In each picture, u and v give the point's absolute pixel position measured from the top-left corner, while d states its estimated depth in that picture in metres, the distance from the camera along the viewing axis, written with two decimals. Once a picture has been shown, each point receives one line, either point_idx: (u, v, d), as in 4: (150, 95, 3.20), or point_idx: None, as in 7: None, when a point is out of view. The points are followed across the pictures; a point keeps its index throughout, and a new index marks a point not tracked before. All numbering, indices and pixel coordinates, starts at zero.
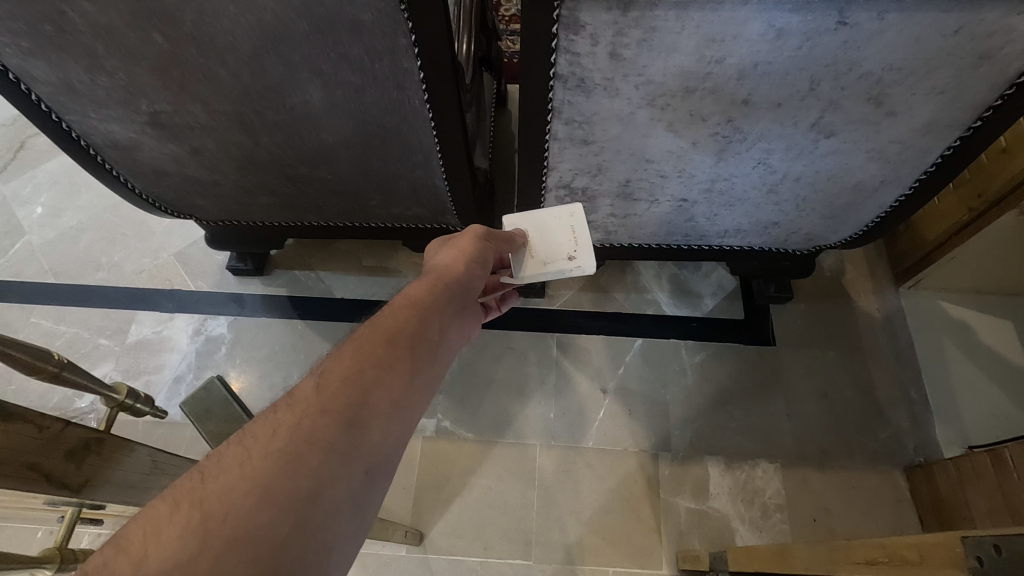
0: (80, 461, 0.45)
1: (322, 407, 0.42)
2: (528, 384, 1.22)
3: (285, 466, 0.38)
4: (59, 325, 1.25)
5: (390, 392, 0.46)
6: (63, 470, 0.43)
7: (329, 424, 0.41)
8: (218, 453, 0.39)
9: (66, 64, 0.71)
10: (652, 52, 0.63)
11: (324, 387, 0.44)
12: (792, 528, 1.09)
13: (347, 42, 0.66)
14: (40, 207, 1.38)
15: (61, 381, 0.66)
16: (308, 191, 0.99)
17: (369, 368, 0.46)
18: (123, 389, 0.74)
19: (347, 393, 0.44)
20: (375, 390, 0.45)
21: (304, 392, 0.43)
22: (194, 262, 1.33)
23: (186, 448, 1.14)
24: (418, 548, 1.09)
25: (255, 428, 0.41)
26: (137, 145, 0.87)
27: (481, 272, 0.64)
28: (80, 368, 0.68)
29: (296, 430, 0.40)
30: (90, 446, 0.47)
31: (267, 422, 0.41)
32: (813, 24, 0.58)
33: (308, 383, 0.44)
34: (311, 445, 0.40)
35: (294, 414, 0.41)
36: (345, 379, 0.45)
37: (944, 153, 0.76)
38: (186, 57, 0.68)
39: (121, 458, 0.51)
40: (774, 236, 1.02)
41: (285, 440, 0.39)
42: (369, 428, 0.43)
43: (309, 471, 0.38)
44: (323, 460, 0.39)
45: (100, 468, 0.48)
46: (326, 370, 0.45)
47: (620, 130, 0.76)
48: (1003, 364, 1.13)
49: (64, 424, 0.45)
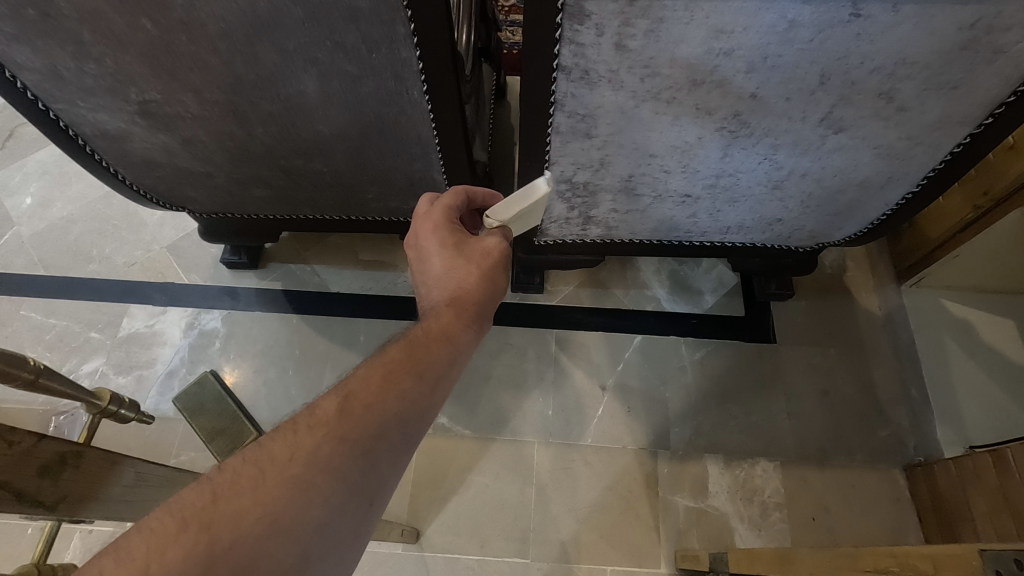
0: (54, 477, 0.43)
1: (342, 434, 0.42)
2: (526, 380, 1.20)
3: (298, 494, 0.38)
4: (50, 318, 1.23)
5: (406, 424, 0.46)
6: (35, 488, 0.42)
7: (347, 454, 0.42)
8: (232, 467, 0.38)
9: (52, 51, 0.68)
10: (660, 43, 0.61)
11: (347, 410, 0.43)
12: (791, 528, 1.08)
13: (344, 31, 0.64)
14: (30, 197, 1.35)
15: (37, 388, 0.65)
16: (305, 183, 0.97)
17: (392, 397, 0.46)
18: (106, 394, 0.74)
19: (368, 421, 0.44)
20: (395, 421, 0.45)
21: (328, 412, 0.43)
22: (187, 254, 1.31)
23: (179, 444, 1.13)
24: (414, 545, 1.07)
25: (272, 445, 0.40)
26: (127, 135, 0.85)
27: (500, 287, 0.61)
28: (55, 373, 0.66)
29: (314, 457, 0.40)
30: (67, 459, 0.45)
31: (284, 439, 0.40)
32: (826, 15, 0.56)
33: (332, 401, 0.43)
34: (326, 476, 0.40)
35: (313, 437, 0.41)
36: (369, 405, 0.44)
37: (953, 150, 0.75)
38: (177, 44, 0.66)
39: (102, 467, 0.49)
40: (777, 233, 1.01)
41: (302, 466, 0.39)
42: (381, 460, 0.44)
43: (320, 501, 0.39)
44: (334, 491, 0.40)
45: (78, 483, 0.46)
46: (352, 391, 0.45)
47: (623, 123, 0.74)
48: (1005, 363, 1.13)
49: (39, 437, 0.43)
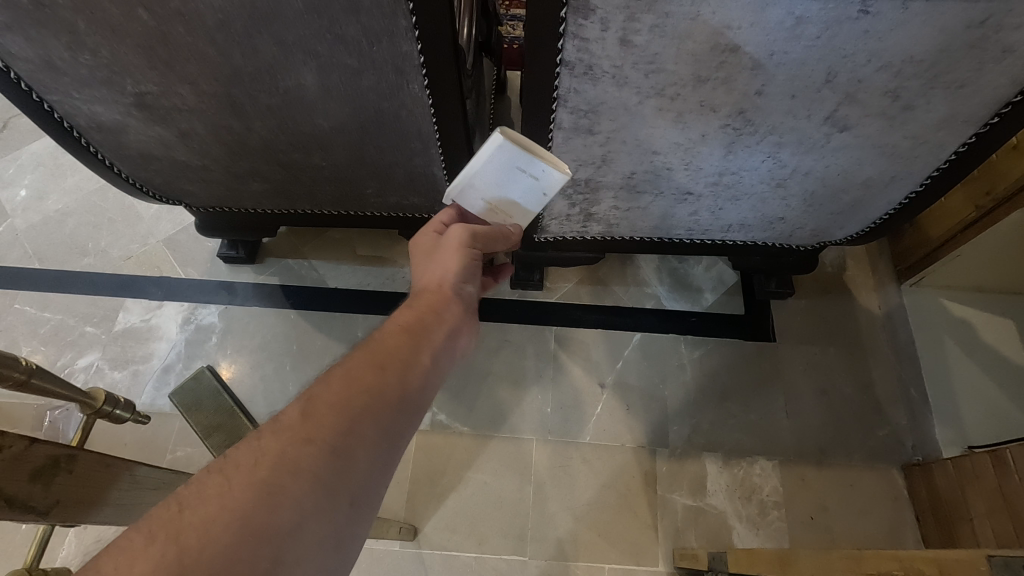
0: (47, 482, 0.42)
1: (309, 434, 0.43)
2: (525, 376, 1.20)
3: (266, 498, 0.39)
4: (44, 311, 1.22)
5: (380, 419, 0.47)
6: (27, 493, 0.41)
7: (315, 453, 0.43)
8: (197, 481, 0.40)
9: (46, 41, 0.67)
10: (664, 38, 0.60)
11: (311, 412, 0.45)
12: (789, 527, 1.08)
13: (345, 23, 0.63)
14: (24, 189, 1.34)
15: (30, 388, 0.64)
16: (303, 177, 0.95)
17: (358, 395, 0.47)
18: (101, 393, 0.74)
19: (336, 419, 0.45)
20: (365, 417, 0.46)
21: (292, 416, 0.45)
22: (183, 248, 1.30)
23: (175, 440, 1.12)
24: (412, 542, 1.07)
25: (237, 455, 0.42)
26: (123, 127, 0.83)
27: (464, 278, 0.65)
28: (46, 373, 0.65)
29: (280, 460, 0.41)
30: (61, 463, 0.44)
31: (250, 448, 0.42)
32: (833, 11, 0.55)
33: (296, 407, 0.45)
34: (296, 476, 0.41)
35: (279, 441, 0.42)
36: (335, 403, 0.46)
37: (958, 150, 0.74)
38: (174, 35, 0.65)
39: (97, 471, 0.48)
40: (779, 231, 1.00)
41: (268, 470, 0.41)
42: (356, 455, 0.44)
43: (290, 502, 0.40)
44: (306, 491, 0.41)
45: (73, 487, 0.45)
46: (315, 395, 0.46)
47: (627, 120, 0.73)
48: (1003, 364, 1.13)
49: (31, 441, 0.42)
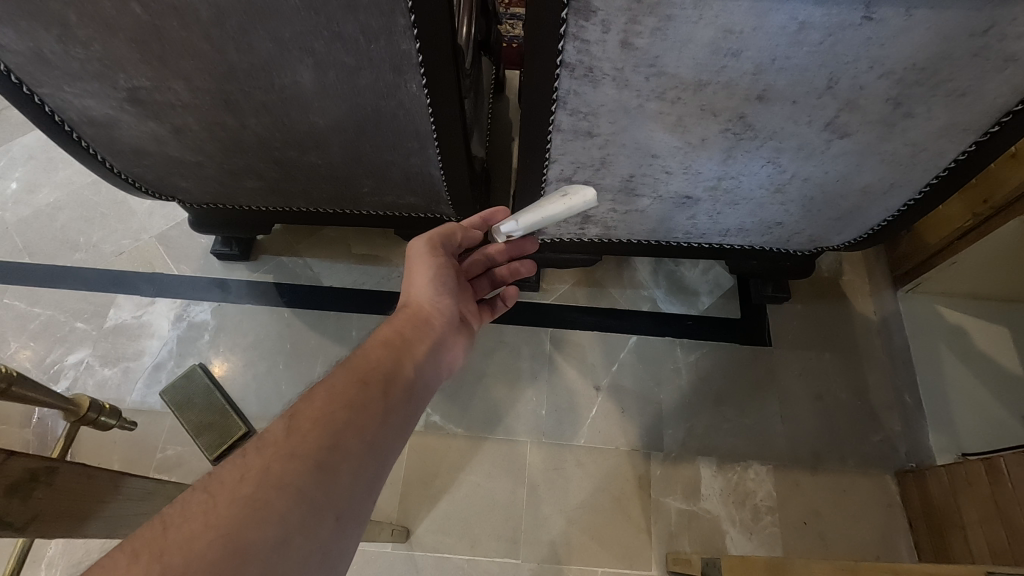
0: (25, 496, 0.42)
1: (292, 450, 0.46)
2: (520, 378, 1.19)
3: (252, 513, 0.41)
4: (34, 307, 1.20)
5: (362, 435, 0.50)
6: (4, 506, 0.40)
7: (300, 468, 0.45)
8: (181, 502, 0.42)
9: (36, 33, 0.66)
10: (666, 42, 0.59)
11: (295, 429, 0.48)
12: (781, 531, 1.07)
13: (342, 20, 0.62)
14: (15, 182, 1.32)
15: (11, 395, 0.67)
16: (297, 175, 0.94)
17: (341, 411, 0.50)
18: (84, 401, 0.78)
19: (319, 436, 0.48)
20: (347, 433, 0.49)
21: (275, 434, 0.47)
22: (176, 245, 1.28)
23: (166, 438, 1.11)
24: (404, 544, 1.06)
25: (221, 473, 0.44)
26: (116, 122, 0.82)
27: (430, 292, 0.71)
28: (27, 381, 0.68)
29: (264, 476, 0.44)
30: (40, 476, 0.43)
31: (234, 467, 0.44)
32: (837, 17, 0.55)
33: (280, 425, 0.48)
34: (280, 491, 0.43)
35: (263, 458, 0.45)
36: (316, 420, 0.49)
37: (957, 159, 0.74)
38: (168, 30, 0.64)
39: (79, 484, 0.48)
40: (776, 237, 1.00)
41: (253, 485, 0.43)
42: (339, 472, 0.47)
43: (275, 518, 0.42)
44: (290, 506, 0.43)
45: (54, 501, 0.44)
46: (298, 412, 0.49)
47: (627, 123, 0.73)
48: (996, 371, 1.13)
49: (7, 454, 0.41)
